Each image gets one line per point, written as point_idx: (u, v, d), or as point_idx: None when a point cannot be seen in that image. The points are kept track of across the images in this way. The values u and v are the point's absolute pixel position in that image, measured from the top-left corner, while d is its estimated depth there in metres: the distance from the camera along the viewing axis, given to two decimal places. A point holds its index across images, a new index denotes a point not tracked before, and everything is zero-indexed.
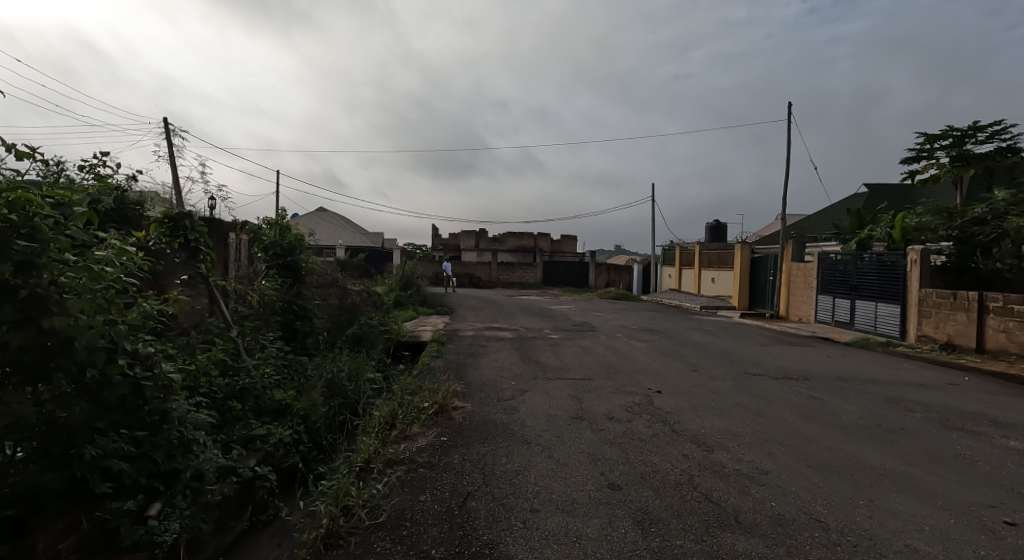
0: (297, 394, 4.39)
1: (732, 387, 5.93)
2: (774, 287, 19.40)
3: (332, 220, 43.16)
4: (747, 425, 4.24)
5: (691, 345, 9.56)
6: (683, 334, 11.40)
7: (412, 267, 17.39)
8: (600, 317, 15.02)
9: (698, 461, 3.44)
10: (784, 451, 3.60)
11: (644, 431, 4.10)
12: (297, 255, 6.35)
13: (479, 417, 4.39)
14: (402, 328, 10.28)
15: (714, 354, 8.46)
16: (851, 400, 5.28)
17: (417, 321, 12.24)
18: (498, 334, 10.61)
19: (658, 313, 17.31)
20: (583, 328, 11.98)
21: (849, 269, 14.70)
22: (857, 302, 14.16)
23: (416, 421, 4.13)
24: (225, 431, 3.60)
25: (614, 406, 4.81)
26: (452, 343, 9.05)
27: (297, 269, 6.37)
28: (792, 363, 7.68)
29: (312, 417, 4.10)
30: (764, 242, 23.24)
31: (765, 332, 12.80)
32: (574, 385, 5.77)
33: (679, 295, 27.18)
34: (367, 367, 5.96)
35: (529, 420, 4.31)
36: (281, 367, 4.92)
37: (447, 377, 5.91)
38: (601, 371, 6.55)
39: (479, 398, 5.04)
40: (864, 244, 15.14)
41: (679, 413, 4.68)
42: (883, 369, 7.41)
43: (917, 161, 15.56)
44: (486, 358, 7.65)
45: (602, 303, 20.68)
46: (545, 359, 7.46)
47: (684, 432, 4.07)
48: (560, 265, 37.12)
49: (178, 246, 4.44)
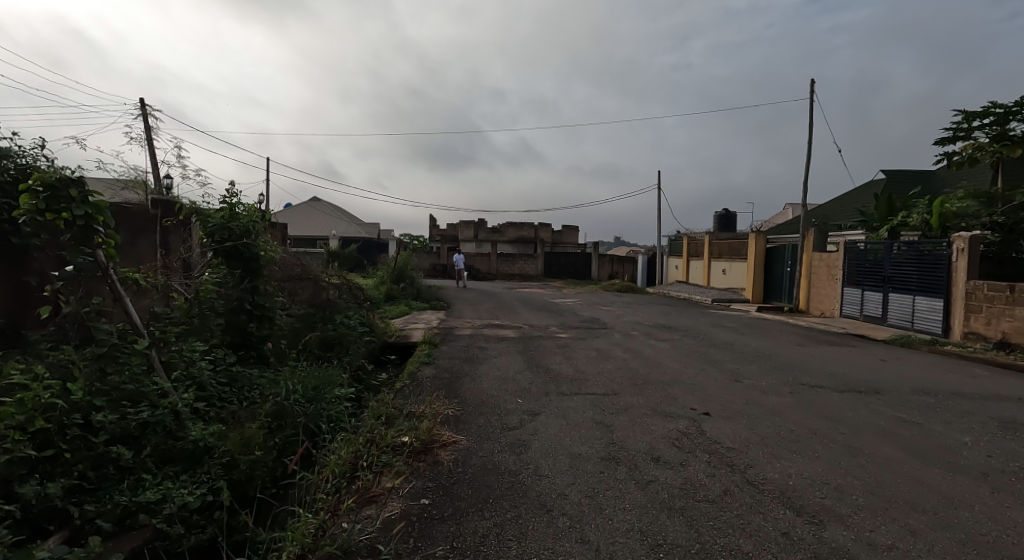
0: (225, 429, 3.21)
1: (793, 404, 4.76)
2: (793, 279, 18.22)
3: (326, 210, 41.89)
4: (847, 473, 3.06)
5: (720, 346, 8.38)
6: (706, 331, 10.23)
7: (406, 258, 16.17)
8: (610, 312, 13.84)
9: (812, 550, 2.25)
10: (934, 529, 2.41)
11: (710, 484, 2.91)
12: (251, 241, 5.11)
13: (477, 461, 3.21)
14: (392, 327, 9.09)
15: (750, 358, 7.29)
16: (957, 427, 4.10)
17: (409, 319, 11.05)
18: (500, 332, 9.44)
19: (670, 307, 16.11)
20: (593, 324, 10.81)
21: (880, 259, 13.52)
22: (889, 296, 13.04)
23: (388, 472, 2.93)
24: (96, 498, 2.44)
25: (656, 440, 3.62)
26: (447, 345, 7.88)
27: (253, 259, 5.15)
28: (847, 368, 6.52)
29: (238, 466, 2.90)
30: (779, 232, 22.01)
31: (794, 329, 11.62)
32: (596, 403, 4.60)
33: (687, 287, 25.98)
34: (336, 382, 4.75)
35: (546, 466, 3.13)
36: (214, 389, 3.73)
37: (437, 395, 4.72)
38: (626, 383, 5.39)
39: (477, 427, 3.86)
40: (894, 232, 13.98)
41: (745, 448, 3.50)
42: (956, 376, 6.26)
43: (954, 142, 14.29)
44: (486, 363, 6.47)
45: (608, 296, 19.49)
46: (556, 366, 6.30)
47: (767, 488, 2.87)
48: (562, 256, 35.88)
49: (63, 225, 3.21)
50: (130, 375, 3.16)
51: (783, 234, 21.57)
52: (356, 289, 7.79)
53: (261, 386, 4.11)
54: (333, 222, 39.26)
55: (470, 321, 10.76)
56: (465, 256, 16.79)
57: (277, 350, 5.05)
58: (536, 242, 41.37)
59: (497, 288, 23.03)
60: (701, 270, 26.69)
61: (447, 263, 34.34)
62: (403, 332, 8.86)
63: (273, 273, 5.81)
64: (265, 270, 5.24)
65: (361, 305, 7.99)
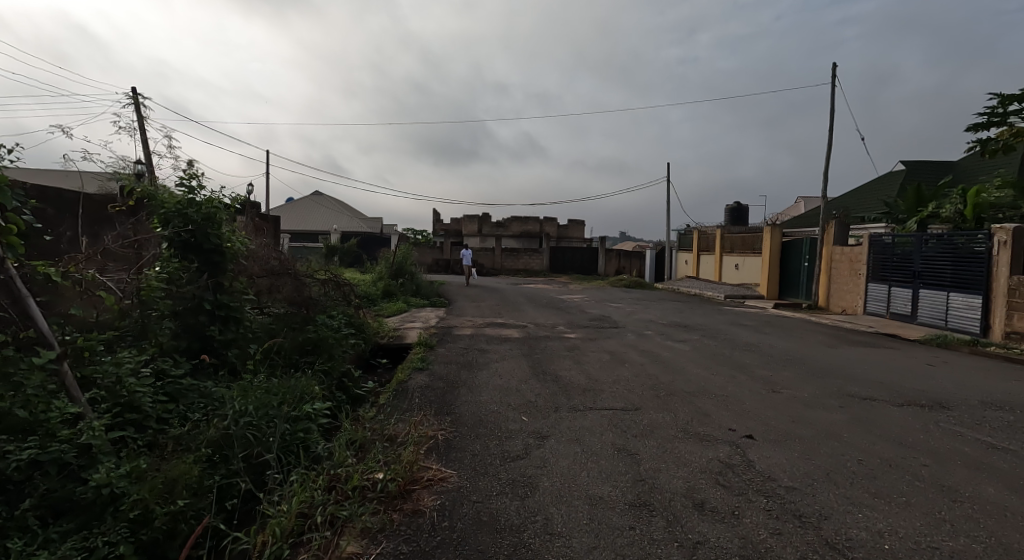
0: (147, 466, 2.52)
1: (849, 421, 4.01)
2: (812, 275, 17.40)
3: (328, 204, 41.24)
4: (957, 531, 2.32)
5: (745, 348, 7.62)
6: (727, 331, 9.47)
7: (405, 253, 15.44)
8: (620, 309, 13.07)
9: None
10: None
11: (779, 549, 2.18)
12: (214, 230, 4.38)
13: (468, 510, 2.49)
14: (387, 327, 8.38)
15: (782, 362, 6.53)
16: None
17: (406, 317, 10.31)
18: (504, 332, 8.69)
19: (683, 304, 15.36)
20: (603, 323, 10.06)
21: (910, 253, 12.69)
22: (920, 292, 12.23)
23: (349, 533, 2.22)
24: None
25: (695, 476, 2.89)
26: (445, 347, 7.17)
27: (215, 252, 4.37)
28: (896, 376, 5.74)
29: (152, 522, 2.21)
30: (795, 225, 21.14)
31: (818, 328, 10.84)
32: (615, 422, 3.88)
33: (698, 283, 25.16)
34: (309, 397, 4.05)
35: (558, 518, 2.41)
36: (149, 410, 3.05)
37: (427, 411, 4.00)
38: (649, 395, 4.65)
39: (472, 457, 3.14)
40: (924, 224, 13.15)
41: (810, 488, 2.76)
42: (1022, 384, 5.49)
43: (988, 128, 13.41)
44: (486, 369, 5.75)
45: (616, 292, 18.70)
46: (566, 373, 5.56)
47: (857, 555, 2.14)
48: (568, 251, 35.08)
49: None
50: (26, 397, 2.46)
51: (800, 227, 20.71)
52: (347, 285, 7.08)
53: (213, 404, 3.42)
54: (335, 217, 38.58)
55: (471, 320, 10.05)
56: (467, 251, 16.04)
57: (243, 357, 4.37)
58: (541, 237, 40.61)
59: (501, 283, 22.29)
60: (712, 265, 25.85)
61: (450, 258, 33.62)
62: (398, 333, 8.17)
63: (241, 268, 5.07)
64: (231, 265, 4.52)
65: (353, 304, 7.29)
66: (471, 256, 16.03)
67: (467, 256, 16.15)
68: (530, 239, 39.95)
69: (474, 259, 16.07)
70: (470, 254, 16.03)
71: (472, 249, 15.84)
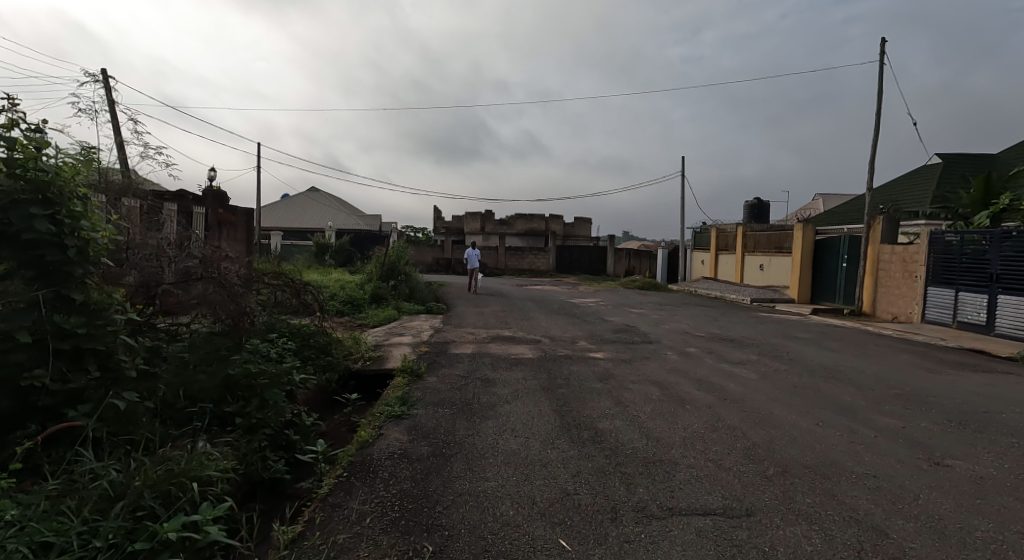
0: None
1: None
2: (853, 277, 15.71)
3: (325, 201, 39.53)
4: None
5: (825, 373, 5.93)
6: (788, 347, 7.76)
7: (398, 251, 13.71)
8: (644, 316, 11.36)
9: None
10: None
11: None
12: (47, 211, 2.67)
13: None
14: (368, 344, 6.66)
15: (894, 397, 4.84)
16: None
17: (395, 329, 8.60)
18: (515, 349, 6.98)
19: (712, 311, 13.61)
20: (632, 337, 8.34)
21: (984, 253, 11.04)
22: (998, 299, 10.59)
23: None
24: None
25: None
26: (439, 374, 5.47)
27: (44, 249, 2.68)
28: None
29: None
30: (827, 222, 19.41)
31: (887, 341, 9.15)
32: (729, 555, 2.15)
33: (717, 285, 23.40)
34: (186, 499, 2.34)
35: None
36: None
37: (390, 534, 2.27)
38: (752, 478, 2.92)
39: None
40: (996, 220, 11.47)
41: None
42: None
43: None
44: (492, 415, 4.04)
45: (633, 296, 16.93)
46: (611, 425, 3.85)
47: None
48: (575, 250, 33.29)
49: None
50: None
51: (833, 224, 18.99)
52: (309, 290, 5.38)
53: None
54: (332, 214, 36.86)
55: (473, 331, 8.37)
56: (471, 251, 14.29)
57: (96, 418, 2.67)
58: (546, 235, 38.94)
59: (505, 285, 20.50)
60: (732, 265, 24.08)
61: (451, 257, 31.84)
62: (381, 351, 6.49)
63: (110, 273, 3.34)
64: (83, 269, 2.83)
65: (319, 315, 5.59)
66: (475, 256, 14.28)
67: (470, 256, 14.42)
68: (535, 238, 38.19)
69: (477, 260, 14.35)
70: (473, 254, 14.29)
71: (476, 248, 14.11)
